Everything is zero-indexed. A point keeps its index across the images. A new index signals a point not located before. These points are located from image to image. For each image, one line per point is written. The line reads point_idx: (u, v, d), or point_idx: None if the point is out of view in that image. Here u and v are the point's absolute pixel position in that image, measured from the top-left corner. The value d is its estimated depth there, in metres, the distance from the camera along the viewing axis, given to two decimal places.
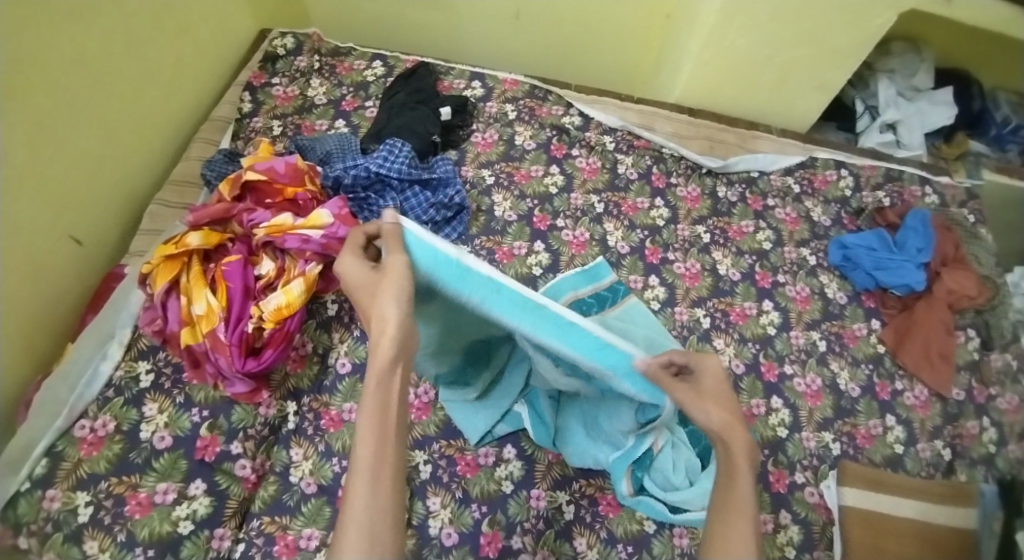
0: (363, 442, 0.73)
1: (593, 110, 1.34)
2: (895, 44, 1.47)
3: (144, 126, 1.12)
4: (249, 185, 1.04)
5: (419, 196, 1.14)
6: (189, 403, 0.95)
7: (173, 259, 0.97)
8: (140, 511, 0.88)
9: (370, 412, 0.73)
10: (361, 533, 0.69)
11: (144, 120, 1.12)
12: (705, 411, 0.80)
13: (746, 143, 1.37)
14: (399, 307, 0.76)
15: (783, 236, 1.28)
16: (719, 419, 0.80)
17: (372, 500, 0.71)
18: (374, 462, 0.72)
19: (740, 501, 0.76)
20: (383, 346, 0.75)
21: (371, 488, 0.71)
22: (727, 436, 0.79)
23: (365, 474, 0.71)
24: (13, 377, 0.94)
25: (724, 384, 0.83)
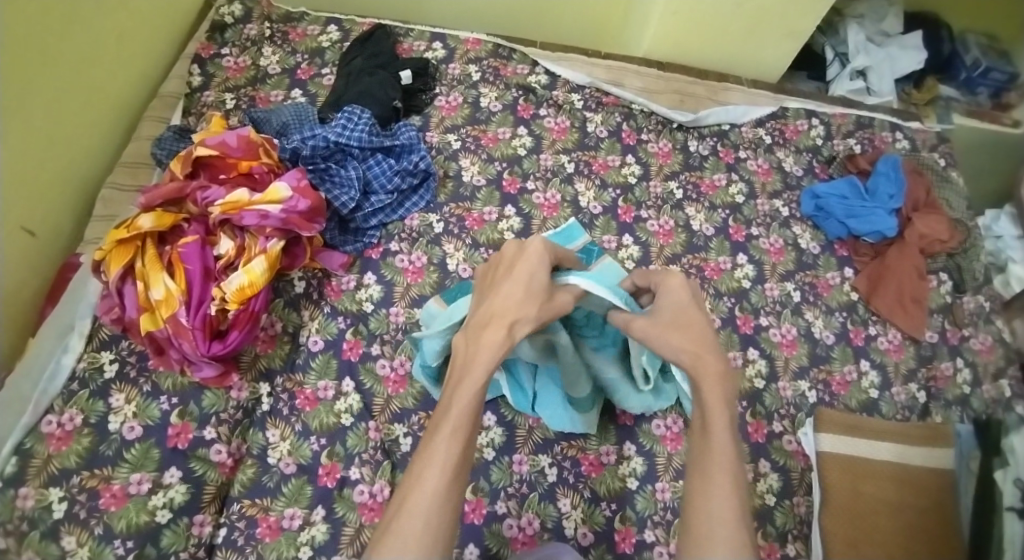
0: (451, 434, 0.72)
1: (560, 67, 1.30)
2: None
3: (91, 107, 1.07)
4: (201, 161, 0.99)
5: (382, 164, 1.11)
6: (157, 391, 0.93)
7: (126, 244, 0.92)
8: (115, 503, 0.86)
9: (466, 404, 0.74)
10: (424, 526, 0.67)
11: (90, 100, 1.06)
12: (666, 341, 0.84)
13: (715, 95, 1.34)
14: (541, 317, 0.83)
15: (755, 188, 1.27)
16: (679, 346, 0.84)
17: (438, 494, 0.69)
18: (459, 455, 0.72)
19: (714, 434, 0.77)
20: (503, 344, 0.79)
21: (446, 483, 0.70)
22: (687, 364, 0.82)
23: (444, 466, 0.70)
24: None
25: (684, 304, 0.87)
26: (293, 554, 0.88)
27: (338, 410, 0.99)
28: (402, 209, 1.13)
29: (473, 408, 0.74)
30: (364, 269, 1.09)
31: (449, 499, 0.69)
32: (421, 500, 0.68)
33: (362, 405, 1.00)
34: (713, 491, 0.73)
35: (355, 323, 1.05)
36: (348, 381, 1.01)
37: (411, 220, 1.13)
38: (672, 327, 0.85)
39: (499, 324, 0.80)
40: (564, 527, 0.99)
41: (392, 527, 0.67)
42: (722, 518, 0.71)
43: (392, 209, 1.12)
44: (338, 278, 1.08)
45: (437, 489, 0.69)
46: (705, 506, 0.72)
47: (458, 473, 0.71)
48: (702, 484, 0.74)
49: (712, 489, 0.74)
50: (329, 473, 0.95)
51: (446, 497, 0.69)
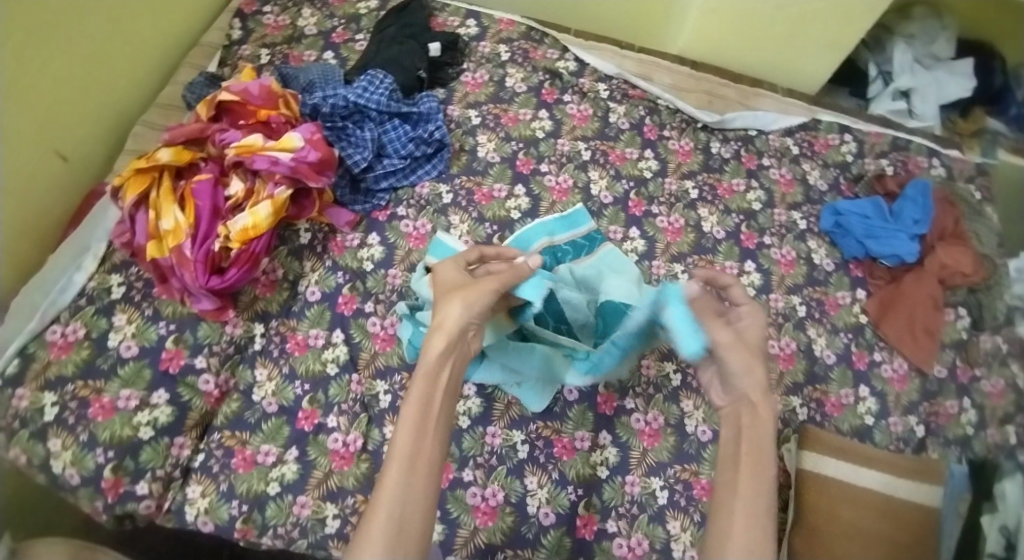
0: (404, 431, 0.75)
1: (590, 55, 1.31)
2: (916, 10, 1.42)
3: (132, 47, 1.13)
4: (224, 106, 1.03)
5: (399, 129, 1.14)
6: (158, 316, 0.98)
7: (144, 173, 0.96)
8: (102, 414, 0.91)
9: (414, 406, 0.77)
10: (387, 520, 0.70)
11: (132, 40, 1.12)
12: (750, 368, 0.84)
13: (747, 99, 1.31)
14: (467, 303, 0.82)
15: (775, 197, 1.23)
16: (758, 378, 0.84)
17: (407, 492, 0.72)
18: (411, 451, 0.74)
19: (767, 471, 0.79)
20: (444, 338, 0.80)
21: (405, 478, 0.73)
22: (759, 400, 0.83)
23: (399, 462, 0.74)
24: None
25: (761, 340, 0.88)
26: (262, 488, 0.94)
27: (325, 359, 1.03)
28: (414, 175, 1.16)
29: (422, 406, 0.77)
30: (369, 229, 1.12)
31: (410, 492, 0.72)
32: (385, 499, 0.72)
33: (349, 357, 1.04)
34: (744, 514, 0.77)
35: (353, 279, 1.09)
36: (339, 333, 1.05)
37: (422, 187, 1.15)
38: (739, 344, 0.85)
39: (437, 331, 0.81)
40: (527, 503, 1.00)
41: (365, 523, 0.71)
42: (756, 531, 0.75)
43: (404, 174, 1.15)
44: (342, 235, 1.11)
45: (398, 488, 0.72)
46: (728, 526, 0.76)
47: (415, 467, 0.74)
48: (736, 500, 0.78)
49: (755, 512, 0.77)
50: (307, 417, 1.00)
51: (410, 491, 0.72)
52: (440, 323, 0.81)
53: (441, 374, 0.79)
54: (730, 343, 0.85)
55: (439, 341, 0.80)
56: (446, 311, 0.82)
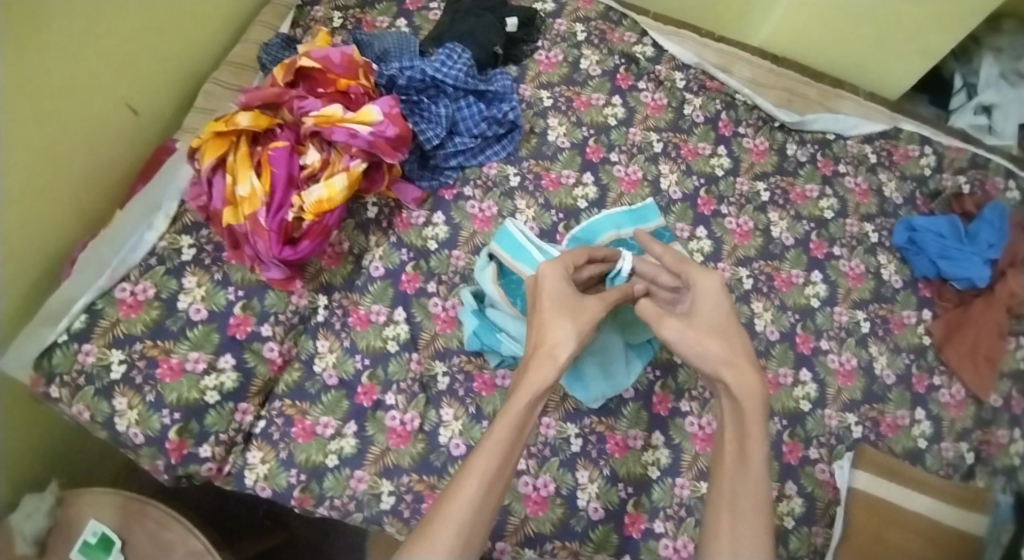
0: (491, 447, 0.74)
1: (669, 41, 1.27)
2: (1007, 23, 1.38)
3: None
4: (304, 72, 1.01)
5: (473, 108, 1.11)
6: (226, 282, 0.97)
7: (222, 137, 0.94)
8: (170, 375, 0.92)
9: (509, 426, 0.76)
10: (457, 531, 0.70)
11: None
12: (701, 347, 0.82)
13: (827, 101, 1.28)
14: (578, 336, 0.81)
15: (848, 207, 1.21)
16: (717, 358, 0.81)
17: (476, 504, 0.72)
18: (495, 470, 0.73)
19: (750, 462, 0.75)
20: (550, 366, 0.79)
21: (481, 492, 0.72)
22: (727, 382, 0.80)
23: (480, 476, 0.73)
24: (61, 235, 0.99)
25: (719, 312, 0.84)
26: (321, 459, 0.95)
27: (386, 336, 1.03)
28: (483, 155, 1.14)
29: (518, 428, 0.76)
30: (435, 207, 1.11)
31: (482, 508, 0.72)
32: (459, 508, 0.71)
33: (409, 336, 1.03)
34: (739, 525, 0.73)
35: (417, 258, 1.08)
36: (400, 311, 1.04)
37: (490, 168, 1.14)
38: (691, 330, 0.83)
39: (541, 353, 0.80)
40: (578, 497, 1.01)
41: (429, 533, 0.70)
42: (752, 532, 0.72)
43: (473, 153, 1.13)
44: (409, 212, 1.10)
45: (475, 501, 0.71)
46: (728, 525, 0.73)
47: (495, 483, 0.73)
48: (732, 507, 0.74)
49: (743, 521, 0.73)
50: (366, 393, 1.00)
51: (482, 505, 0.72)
52: (549, 345, 0.80)
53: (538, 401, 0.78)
54: (678, 330, 0.83)
55: (545, 367, 0.79)
56: (555, 333, 0.81)
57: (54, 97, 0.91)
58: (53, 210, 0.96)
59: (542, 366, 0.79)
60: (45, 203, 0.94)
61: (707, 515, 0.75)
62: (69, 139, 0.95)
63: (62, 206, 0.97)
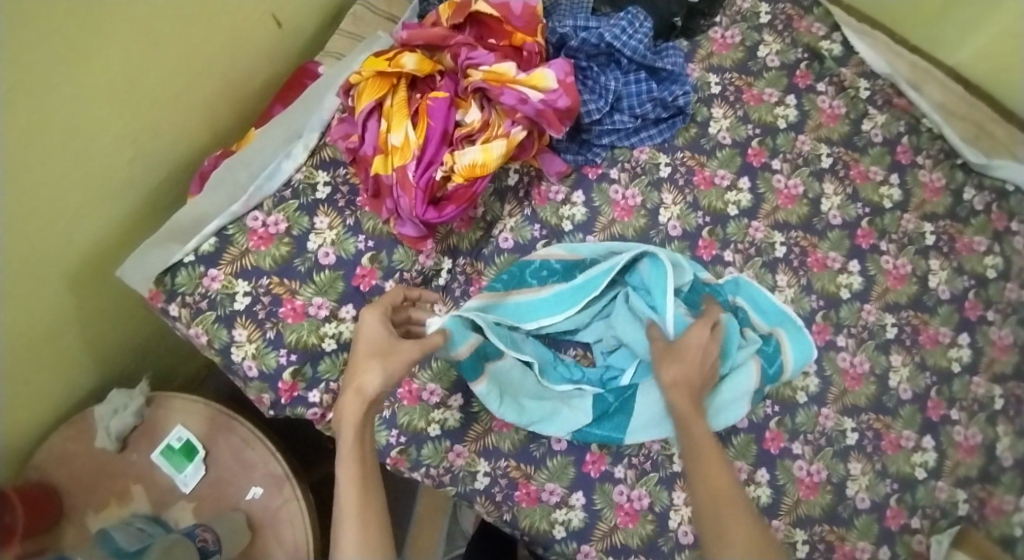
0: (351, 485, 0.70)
1: (861, 42, 1.16)
2: None
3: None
4: (475, 18, 0.92)
5: (641, 85, 1.04)
6: (357, 229, 0.90)
7: (383, 77, 0.88)
8: (292, 317, 0.87)
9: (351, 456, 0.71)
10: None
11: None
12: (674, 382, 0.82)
13: (1013, 146, 1.14)
14: (388, 370, 0.74)
15: (1014, 270, 1.09)
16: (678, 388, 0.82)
17: (363, 544, 0.68)
18: (362, 497, 0.70)
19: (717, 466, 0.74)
20: (363, 403, 0.73)
21: (362, 524, 0.69)
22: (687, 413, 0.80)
23: (353, 515, 0.69)
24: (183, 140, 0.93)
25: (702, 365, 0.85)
26: (423, 426, 0.94)
27: None
28: (637, 137, 1.05)
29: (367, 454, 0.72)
30: (576, 185, 1.03)
31: (369, 536, 0.69)
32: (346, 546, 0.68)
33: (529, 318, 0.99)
34: (727, 527, 0.69)
35: (549, 237, 1.00)
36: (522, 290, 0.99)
37: (641, 152, 1.06)
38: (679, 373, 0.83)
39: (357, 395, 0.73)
40: (669, 517, 0.93)
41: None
42: (743, 532, 0.69)
43: (628, 134, 1.05)
44: (548, 186, 1.02)
45: (356, 552, 0.68)
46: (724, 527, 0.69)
47: (368, 512, 0.70)
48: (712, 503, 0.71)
49: (721, 515, 0.70)
50: None
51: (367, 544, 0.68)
52: (361, 387, 0.73)
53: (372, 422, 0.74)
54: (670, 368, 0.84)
55: (360, 405, 0.73)
56: (363, 373, 0.74)
57: (205, 4, 0.84)
58: (184, 118, 0.91)
59: (356, 405, 0.73)
60: (177, 103, 0.89)
61: (699, 532, 0.72)
62: (215, 41, 0.89)
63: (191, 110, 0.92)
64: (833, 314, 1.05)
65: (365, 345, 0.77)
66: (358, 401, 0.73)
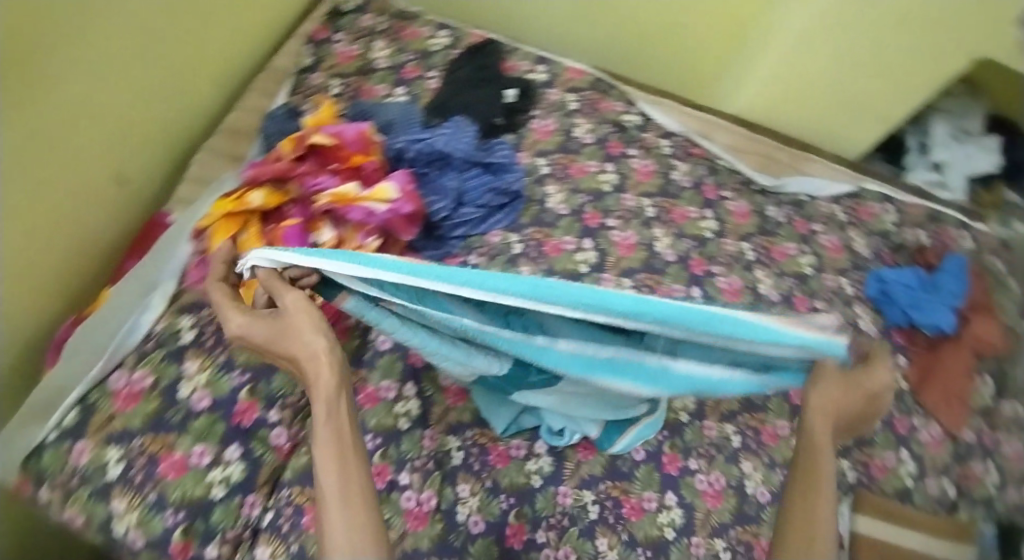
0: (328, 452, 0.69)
1: (655, 111, 1.33)
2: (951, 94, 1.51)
3: (217, 55, 1.09)
4: (314, 146, 0.97)
5: (478, 179, 1.12)
6: (231, 365, 0.93)
7: (231, 218, 0.91)
8: (173, 472, 0.85)
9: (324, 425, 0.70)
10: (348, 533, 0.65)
11: (218, 49, 1.09)
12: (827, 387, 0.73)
13: (798, 163, 1.35)
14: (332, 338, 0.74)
15: (824, 262, 1.28)
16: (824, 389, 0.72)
17: (349, 524, 0.66)
18: (340, 468, 0.69)
19: (820, 492, 0.72)
20: (319, 367, 0.72)
21: (343, 500, 0.67)
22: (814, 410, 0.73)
23: (335, 498, 0.67)
24: (59, 284, 0.93)
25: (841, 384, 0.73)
26: None
27: (396, 412, 1.02)
28: (486, 224, 1.13)
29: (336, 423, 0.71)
30: None
31: (354, 506, 0.67)
32: (334, 519, 0.66)
33: (421, 411, 1.03)
34: (813, 536, 0.70)
35: None
36: (411, 386, 1.05)
37: (494, 236, 1.14)
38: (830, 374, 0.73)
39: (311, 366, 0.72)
40: None
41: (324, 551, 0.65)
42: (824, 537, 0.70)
43: (477, 223, 1.12)
44: None
45: (342, 530, 0.65)
46: (813, 532, 0.70)
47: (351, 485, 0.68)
48: (810, 522, 0.71)
49: (813, 516, 0.71)
50: (379, 474, 0.98)
51: (353, 515, 0.66)
52: (310, 354, 0.72)
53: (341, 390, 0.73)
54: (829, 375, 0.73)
55: (326, 374, 0.72)
56: (311, 343, 0.73)
57: (42, 181, 0.84)
58: (34, 296, 0.89)
59: (320, 370, 0.72)
60: (53, 246, 0.89)
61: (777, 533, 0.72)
62: (86, 180, 0.91)
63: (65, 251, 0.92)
64: None
65: (283, 316, 0.74)
66: (315, 367, 0.72)
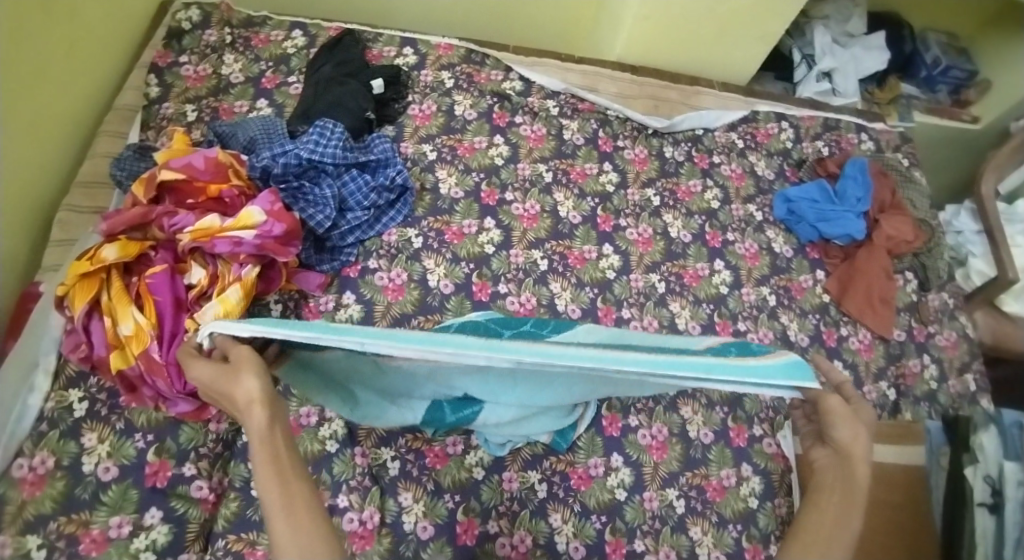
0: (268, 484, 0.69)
1: (534, 72, 1.28)
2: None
3: (60, 93, 1.00)
4: (166, 185, 0.96)
5: (358, 180, 1.08)
6: (131, 429, 0.88)
7: (90, 278, 0.89)
8: (96, 548, 0.81)
9: (263, 459, 0.70)
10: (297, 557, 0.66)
11: (62, 86, 1.00)
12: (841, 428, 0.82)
13: (688, 99, 1.34)
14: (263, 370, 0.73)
15: (730, 193, 1.28)
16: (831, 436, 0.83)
17: (299, 544, 0.66)
18: (283, 492, 0.69)
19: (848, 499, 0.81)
20: (250, 403, 0.72)
21: (290, 519, 0.68)
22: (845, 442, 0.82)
23: (282, 519, 0.67)
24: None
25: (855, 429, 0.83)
26: None
27: (322, 437, 0.99)
28: (379, 224, 1.09)
29: (273, 449, 0.70)
30: (343, 288, 1.04)
31: (301, 529, 0.67)
32: (282, 542, 0.67)
33: (347, 431, 1.00)
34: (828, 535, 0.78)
35: None
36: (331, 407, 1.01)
37: (389, 235, 1.10)
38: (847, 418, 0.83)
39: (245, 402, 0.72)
40: (556, 542, 1.00)
41: None
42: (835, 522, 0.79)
43: (369, 225, 1.09)
44: (316, 300, 1.02)
45: (292, 546, 0.66)
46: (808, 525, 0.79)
47: (296, 508, 0.68)
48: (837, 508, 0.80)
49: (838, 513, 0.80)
50: None
51: (301, 536, 0.67)
52: (245, 396, 0.72)
53: (280, 415, 0.73)
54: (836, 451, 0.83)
55: (259, 409, 0.71)
56: (241, 384, 0.72)
57: None
58: None
59: (252, 409, 0.72)
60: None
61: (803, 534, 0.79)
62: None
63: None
64: (610, 294, 1.13)
65: (226, 368, 0.75)
66: (246, 405, 0.72)
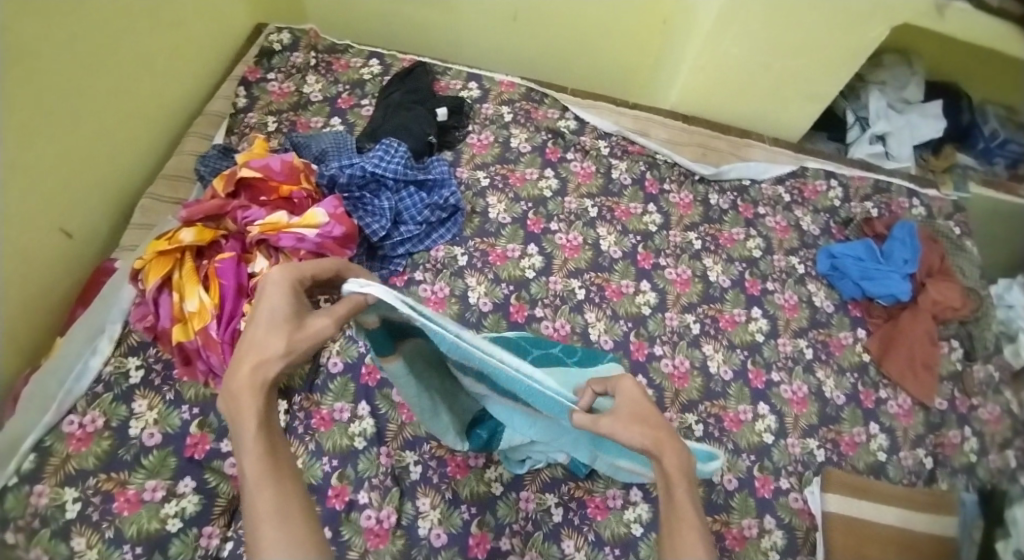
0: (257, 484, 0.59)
1: (589, 114, 1.35)
2: (887, 56, 1.45)
3: (157, 95, 1.11)
4: (244, 182, 1.05)
5: (414, 197, 1.15)
6: (179, 400, 0.94)
7: (166, 255, 0.98)
8: (128, 508, 0.86)
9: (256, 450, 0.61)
10: None
11: (159, 90, 1.12)
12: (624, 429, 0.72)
13: (738, 150, 1.38)
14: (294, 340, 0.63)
15: (772, 244, 1.29)
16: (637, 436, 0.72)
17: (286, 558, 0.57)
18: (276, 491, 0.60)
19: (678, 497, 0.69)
20: (260, 383, 0.62)
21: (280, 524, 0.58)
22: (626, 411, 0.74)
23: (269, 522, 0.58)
24: (30, 325, 0.95)
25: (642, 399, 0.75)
26: None
27: (352, 433, 1.05)
28: (429, 240, 1.15)
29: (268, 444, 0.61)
30: None
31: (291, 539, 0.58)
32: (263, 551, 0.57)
33: (375, 430, 1.05)
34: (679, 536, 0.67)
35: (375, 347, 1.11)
36: (364, 405, 1.07)
37: (437, 251, 1.15)
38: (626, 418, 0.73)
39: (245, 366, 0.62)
40: None
41: None
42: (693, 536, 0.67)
43: (419, 239, 1.15)
44: None
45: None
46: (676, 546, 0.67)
47: (288, 513, 0.59)
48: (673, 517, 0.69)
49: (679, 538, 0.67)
50: (338, 495, 0.99)
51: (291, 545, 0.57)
52: (259, 367, 0.62)
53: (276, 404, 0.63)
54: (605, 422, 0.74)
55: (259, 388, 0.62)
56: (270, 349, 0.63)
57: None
58: None
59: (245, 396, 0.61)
60: (18, 278, 0.91)
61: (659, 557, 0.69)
62: (46, 210, 0.94)
63: (32, 285, 0.94)
64: (643, 330, 1.15)
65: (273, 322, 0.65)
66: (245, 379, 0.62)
